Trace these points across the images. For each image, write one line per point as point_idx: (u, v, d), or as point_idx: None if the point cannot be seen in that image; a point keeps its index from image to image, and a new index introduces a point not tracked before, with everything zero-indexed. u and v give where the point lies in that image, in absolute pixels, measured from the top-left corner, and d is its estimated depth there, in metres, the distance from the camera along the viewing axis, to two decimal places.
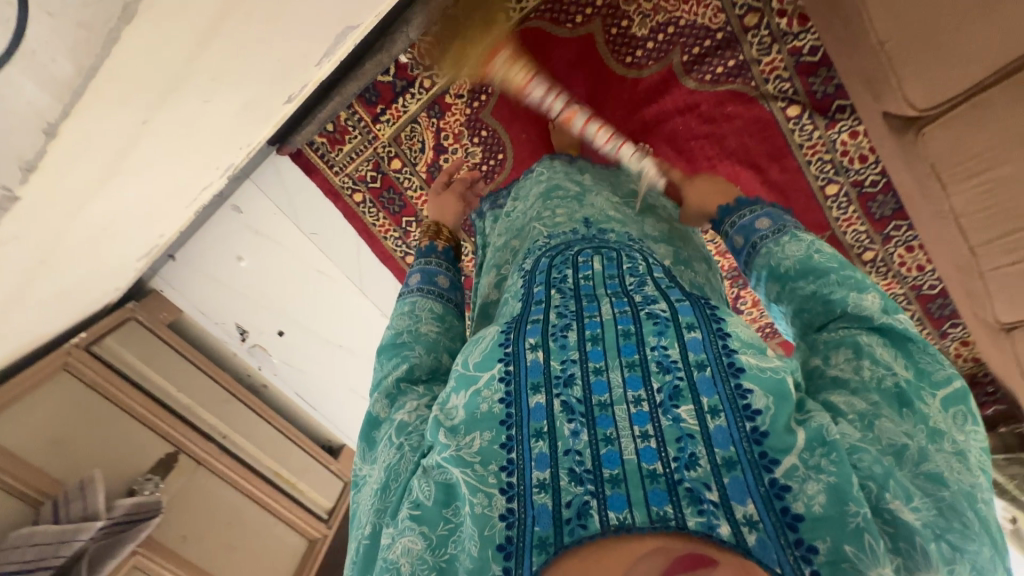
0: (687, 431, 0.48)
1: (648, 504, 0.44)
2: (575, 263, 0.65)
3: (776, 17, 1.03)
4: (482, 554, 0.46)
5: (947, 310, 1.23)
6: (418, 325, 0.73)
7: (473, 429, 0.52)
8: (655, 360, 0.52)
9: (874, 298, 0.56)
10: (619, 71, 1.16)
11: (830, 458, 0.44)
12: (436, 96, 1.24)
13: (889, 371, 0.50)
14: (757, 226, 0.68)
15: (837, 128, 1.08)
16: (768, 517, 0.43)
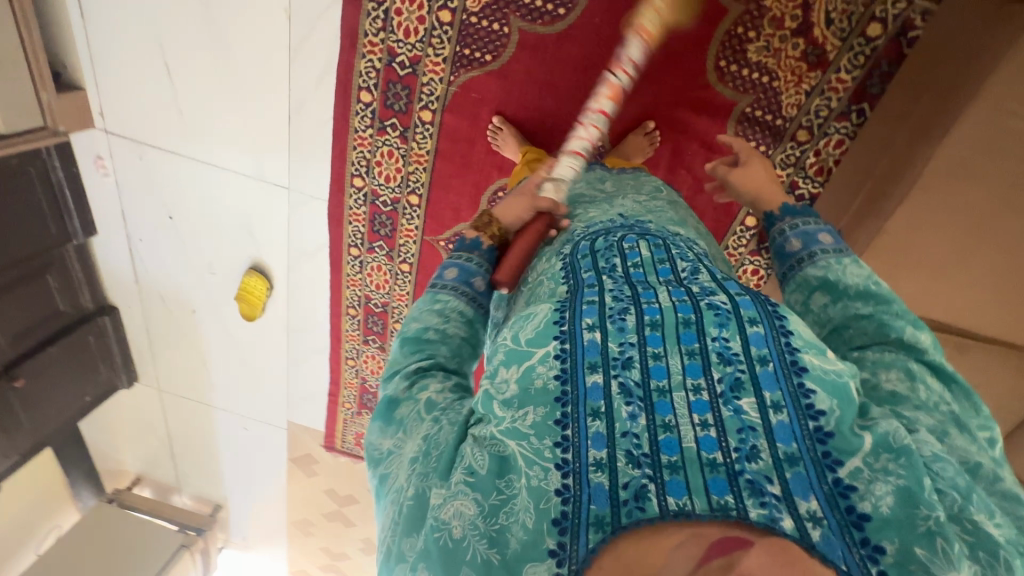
0: (747, 423, 0.58)
1: (708, 492, 0.54)
2: (621, 252, 0.81)
3: (812, 152, 1.12)
4: (537, 526, 0.56)
5: None
6: (446, 326, 0.82)
7: (528, 404, 0.64)
8: (716, 350, 0.64)
9: (925, 336, 0.68)
10: (707, 64, 1.09)
11: (900, 462, 0.54)
12: None
13: (940, 396, 0.62)
14: (815, 237, 0.82)
15: (754, 258, 1.25)
16: (833, 516, 0.52)
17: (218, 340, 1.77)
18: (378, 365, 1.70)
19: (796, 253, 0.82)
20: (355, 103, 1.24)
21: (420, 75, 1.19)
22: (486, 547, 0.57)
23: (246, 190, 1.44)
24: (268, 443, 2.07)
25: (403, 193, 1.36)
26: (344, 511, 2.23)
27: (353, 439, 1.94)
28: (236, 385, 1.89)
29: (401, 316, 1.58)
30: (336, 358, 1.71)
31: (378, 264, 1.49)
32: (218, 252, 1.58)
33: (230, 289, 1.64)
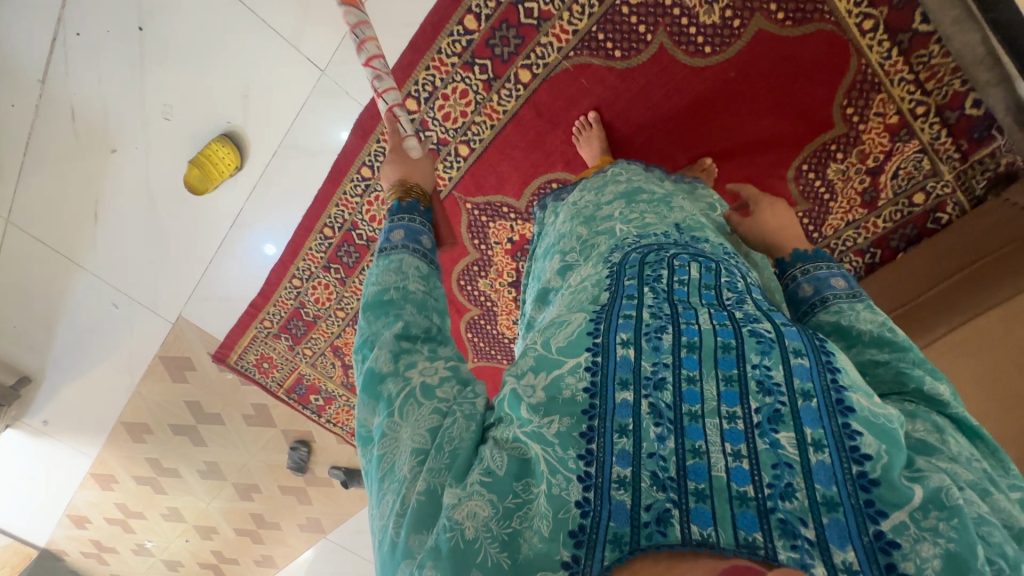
0: (784, 460, 0.46)
1: (735, 526, 0.43)
2: (670, 266, 0.67)
3: None
4: (553, 535, 0.45)
5: None
6: (406, 283, 0.69)
7: (554, 412, 0.52)
8: (756, 378, 0.51)
9: (948, 387, 0.58)
10: (792, 162, 1.16)
11: (952, 522, 0.42)
12: None
13: (972, 453, 0.51)
14: (828, 281, 0.74)
15: None
16: (870, 570, 0.41)
17: (132, 194, 1.40)
18: (327, 297, 1.52)
19: (811, 296, 0.74)
20: (453, 23, 1.09)
21: (542, 32, 1.07)
22: (497, 551, 0.45)
23: (268, 52, 1.18)
24: (135, 333, 1.69)
25: (456, 138, 1.21)
26: (198, 428, 1.96)
27: (253, 360, 1.69)
28: (129, 254, 1.51)
29: None
30: (280, 272, 1.48)
31: (385, 196, 1.31)
32: (189, 97, 1.24)
33: (184, 147, 1.30)
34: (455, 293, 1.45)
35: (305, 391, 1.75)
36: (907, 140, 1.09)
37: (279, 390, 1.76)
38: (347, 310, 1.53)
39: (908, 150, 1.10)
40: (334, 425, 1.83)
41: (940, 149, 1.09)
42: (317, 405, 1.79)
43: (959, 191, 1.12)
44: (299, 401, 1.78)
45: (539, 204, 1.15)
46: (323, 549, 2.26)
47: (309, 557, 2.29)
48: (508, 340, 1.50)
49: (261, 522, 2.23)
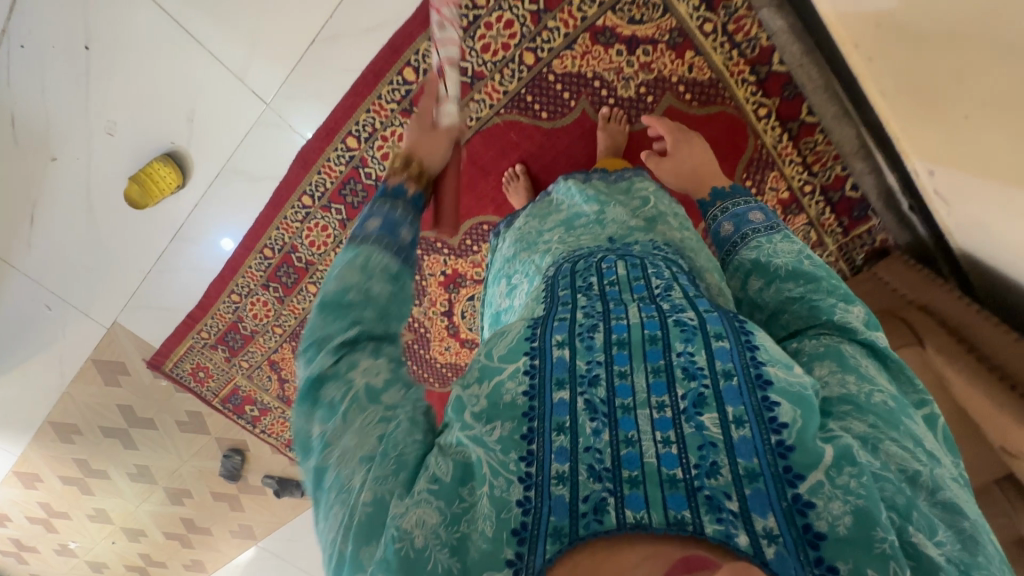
0: (709, 440, 0.49)
1: (665, 507, 0.46)
2: (598, 270, 0.69)
3: None
4: (496, 535, 0.47)
5: None
6: (368, 282, 0.62)
7: (495, 418, 0.53)
8: (682, 366, 0.53)
9: (858, 310, 0.66)
10: None
11: (861, 480, 0.47)
12: (690, 37, 1.06)
13: (874, 386, 0.57)
14: (746, 217, 0.84)
15: None
16: (790, 532, 0.45)
17: (71, 200, 1.40)
18: (265, 313, 1.55)
19: (732, 236, 0.83)
20: (393, 73, 1.16)
21: (475, 89, 1.15)
22: (447, 557, 0.47)
23: (216, 82, 1.23)
24: (67, 334, 1.68)
25: None
26: (129, 431, 1.95)
27: (189, 369, 1.71)
28: (64, 256, 1.50)
29: (321, 281, 1.47)
30: (222, 285, 1.51)
31: (325, 224, 1.37)
32: (132, 114, 1.27)
33: (126, 161, 1.32)
34: None
35: (241, 402, 1.78)
36: (797, 213, 1.22)
37: (215, 399, 1.78)
38: (284, 327, 1.57)
39: (798, 222, 1.23)
40: (268, 436, 1.86)
41: (825, 223, 1.22)
42: (251, 416, 1.81)
43: (841, 259, 1.25)
44: (234, 411, 1.81)
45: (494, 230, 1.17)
46: (256, 556, 2.27)
47: (241, 563, 2.29)
48: (440, 364, 1.57)
49: (191, 527, 2.22)
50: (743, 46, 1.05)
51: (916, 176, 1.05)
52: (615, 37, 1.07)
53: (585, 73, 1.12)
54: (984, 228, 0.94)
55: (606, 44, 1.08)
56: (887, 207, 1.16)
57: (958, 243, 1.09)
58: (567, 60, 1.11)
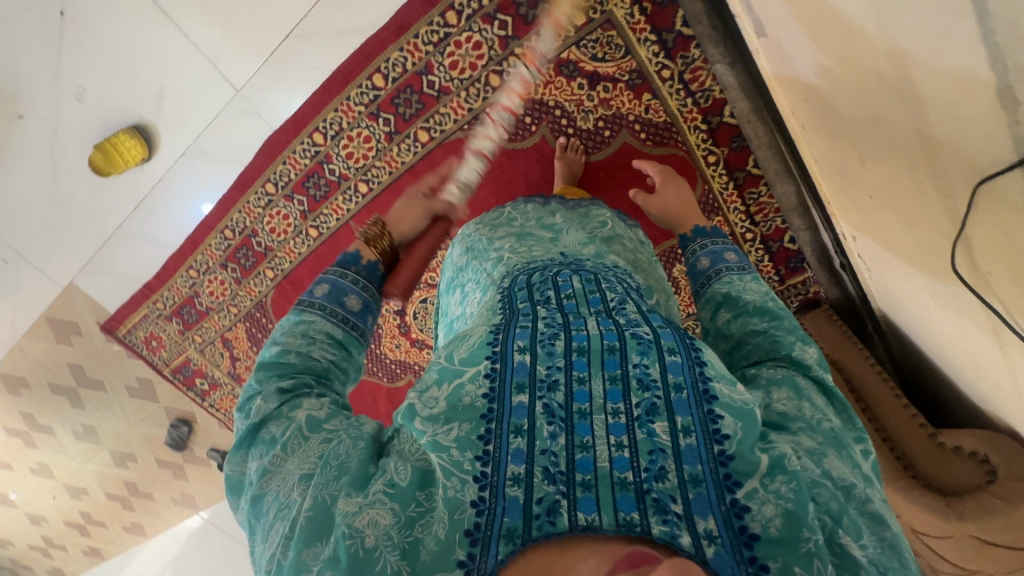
0: (658, 446, 0.54)
1: (616, 508, 0.50)
2: (554, 283, 0.76)
3: None
4: (449, 537, 0.51)
5: None
6: (311, 348, 0.72)
7: (454, 420, 0.56)
8: (636, 376, 0.59)
9: (813, 352, 0.67)
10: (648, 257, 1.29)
11: (791, 485, 0.51)
12: (648, 80, 1.10)
13: (823, 415, 0.60)
14: (722, 256, 0.82)
15: None
16: (727, 533, 0.50)
17: (35, 160, 1.41)
18: (221, 292, 1.57)
19: (706, 269, 0.81)
20: (363, 77, 1.20)
21: (441, 103, 1.19)
22: (398, 560, 0.50)
23: (190, 64, 1.27)
24: (24, 291, 1.68)
25: (355, 176, 1.31)
26: (79, 392, 1.95)
27: (142, 336, 1.72)
28: (25, 213, 1.51)
29: (278, 267, 1.49)
30: (180, 260, 1.53)
31: (286, 213, 1.39)
32: (102, 84, 1.28)
33: (94, 129, 1.33)
34: None
35: (192, 374, 1.79)
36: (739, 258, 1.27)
37: (166, 369, 1.79)
38: (240, 307, 1.60)
39: None
40: (216, 411, 1.88)
41: (763, 271, 1.27)
42: (201, 389, 1.83)
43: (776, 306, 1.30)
44: (184, 382, 1.82)
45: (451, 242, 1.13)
46: (197, 526, 2.30)
47: (182, 531, 2.32)
48: (390, 360, 1.61)
49: (134, 491, 2.24)
50: (697, 95, 1.10)
51: (845, 239, 1.10)
52: (578, 70, 1.12)
53: (548, 101, 1.16)
54: (894, 296, 1.00)
55: (569, 76, 1.13)
56: (823, 263, 1.21)
57: (880, 305, 1.15)
58: (530, 87, 1.15)
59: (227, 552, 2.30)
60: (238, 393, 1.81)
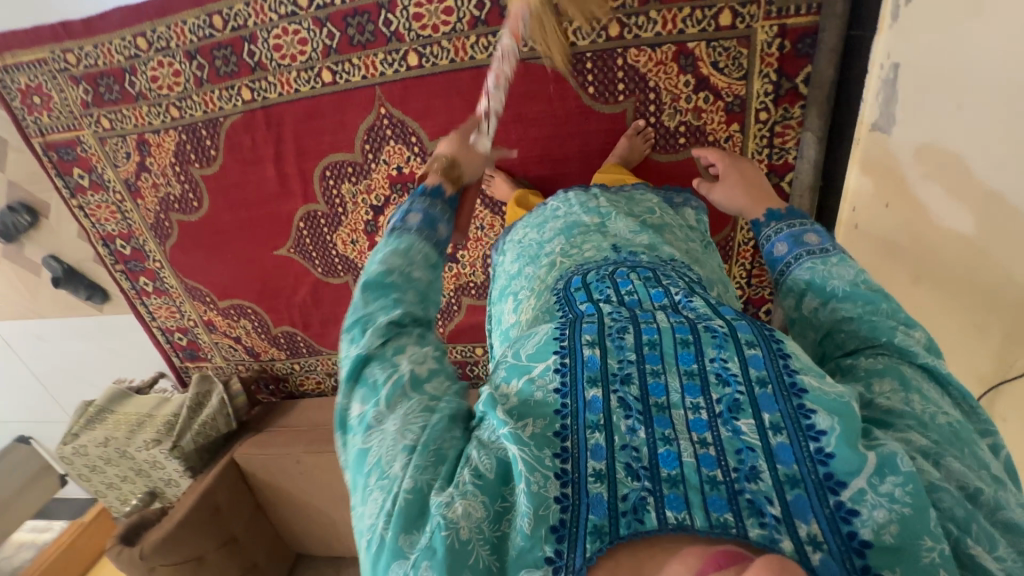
0: (745, 445, 0.50)
1: (706, 509, 0.47)
2: (614, 283, 0.72)
3: None
4: (535, 532, 0.47)
5: None
6: (410, 270, 0.69)
7: (528, 416, 0.54)
8: (715, 371, 0.55)
9: (918, 335, 0.65)
10: None
11: (906, 488, 0.46)
12: (745, 113, 1.10)
13: (937, 409, 0.56)
14: (803, 238, 0.80)
15: None
16: (834, 539, 0.45)
17: None
18: (170, 84, 1.27)
19: (785, 256, 0.80)
20: None
21: None
22: (488, 554, 0.47)
23: None
24: None
25: (411, 43, 1.13)
26: None
27: (24, 85, 1.32)
28: None
29: (260, 91, 1.25)
30: (118, 18, 1.20)
31: (305, 37, 1.16)
32: None
33: None
34: (312, 185, 1.35)
35: (71, 159, 1.41)
36: None
37: (38, 138, 1.39)
38: (184, 113, 1.30)
39: None
40: (83, 217, 1.50)
41: None
42: (76, 183, 1.45)
43: None
44: (54, 165, 1.42)
45: (506, 240, 1.07)
46: None
47: None
48: (335, 252, 1.44)
49: None
50: (775, 150, 1.12)
51: None
52: (693, 67, 1.07)
53: (648, 80, 1.10)
54: None
55: (682, 68, 1.08)
56: None
57: None
58: (640, 57, 1.08)
59: (10, 373, 1.92)
60: (124, 208, 1.47)
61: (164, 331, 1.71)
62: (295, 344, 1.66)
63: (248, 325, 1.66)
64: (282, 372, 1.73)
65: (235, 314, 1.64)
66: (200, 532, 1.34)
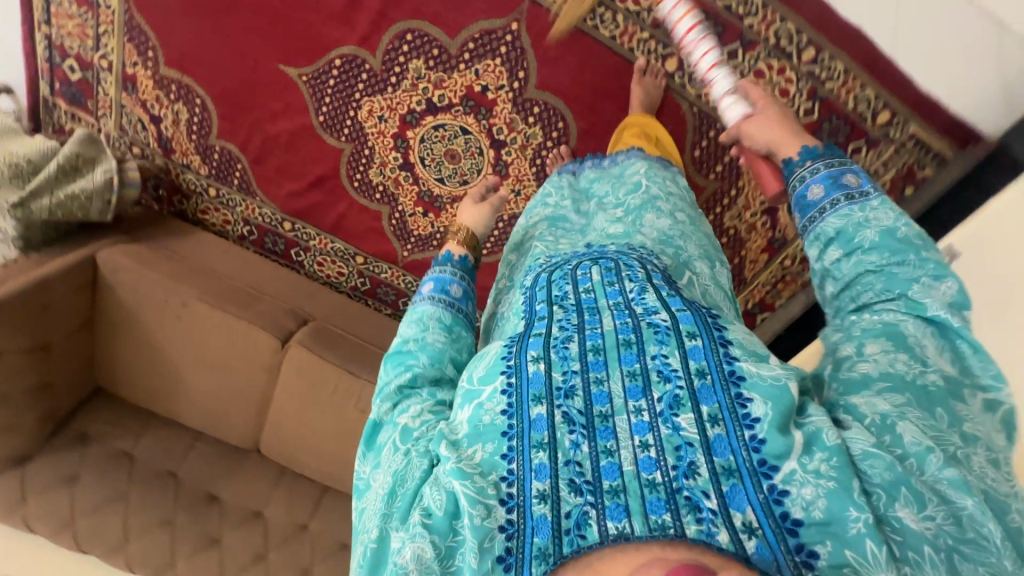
0: (686, 440, 0.48)
1: (646, 514, 0.45)
2: (571, 276, 0.64)
3: None
4: (480, 566, 0.46)
5: (277, 242, 1.42)
6: (425, 334, 0.66)
7: (476, 442, 0.52)
8: (656, 369, 0.53)
9: (950, 288, 0.56)
10: None
11: (833, 463, 0.46)
12: (783, 250, 1.21)
13: (929, 367, 0.52)
14: (838, 180, 0.65)
15: None
16: (768, 524, 0.45)
17: None
18: None
19: (819, 201, 0.65)
20: None
21: None
22: None
23: None
24: None
25: None
26: None
27: None
28: None
29: None
30: None
31: None
32: None
33: None
34: (381, 37, 1.14)
35: None
36: None
37: None
38: None
39: None
40: None
41: None
42: None
43: None
44: None
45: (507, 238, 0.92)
46: None
47: None
48: (352, 114, 1.23)
49: None
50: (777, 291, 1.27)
51: None
52: None
53: (741, 178, 1.17)
54: None
55: None
56: None
57: None
58: None
59: None
60: None
61: (57, 48, 1.26)
62: (225, 169, 1.35)
63: (181, 113, 1.30)
64: (188, 187, 1.39)
65: (174, 92, 1.28)
66: (10, 322, 1.04)
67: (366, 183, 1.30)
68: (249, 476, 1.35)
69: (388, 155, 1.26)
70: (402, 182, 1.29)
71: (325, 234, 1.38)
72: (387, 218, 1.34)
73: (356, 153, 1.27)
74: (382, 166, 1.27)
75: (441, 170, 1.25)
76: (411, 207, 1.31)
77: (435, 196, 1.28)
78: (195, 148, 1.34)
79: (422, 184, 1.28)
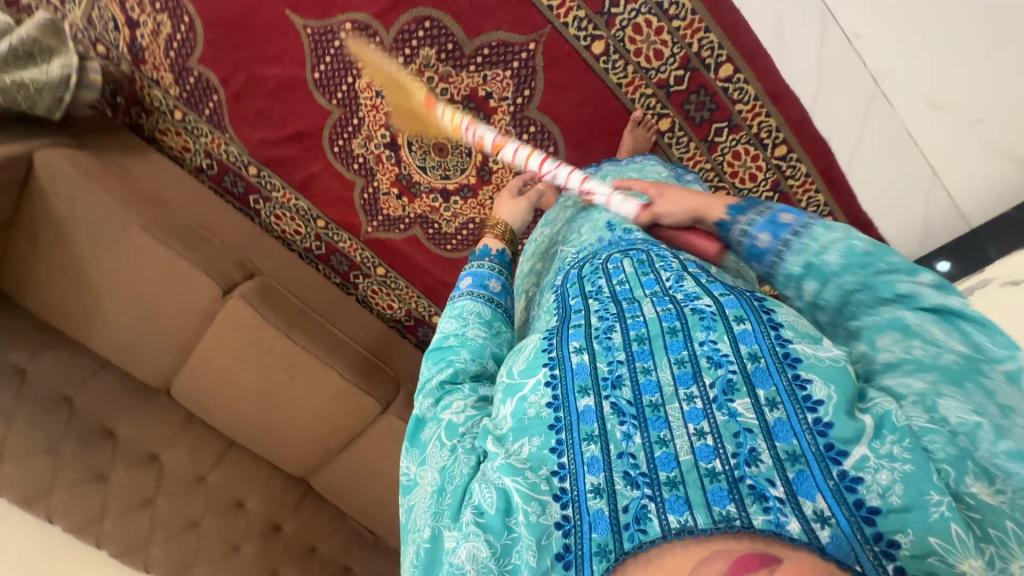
0: (745, 426, 0.50)
1: (709, 506, 0.46)
2: (606, 272, 0.69)
3: None
4: (540, 564, 0.49)
5: (235, 183, 1.35)
6: (465, 330, 0.70)
7: (523, 434, 0.55)
8: (705, 355, 0.55)
9: (953, 295, 0.54)
10: None
11: (904, 444, 0.47)
12: None
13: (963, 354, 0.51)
14: (774, 217, 0.63)
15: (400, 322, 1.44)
16: (842, 513, 0.45)
17: None
18: None
19: (771, 248, 0.61)
20: (727, 49, 1.10)
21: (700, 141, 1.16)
22: None
23: None
24: None
25: (608, 36, 1.11)
26: None
27: None
28: None
29: None
30: None
31: None
32: None
33: None
34: (400, 15, 1.13)
35: None
36: None
37: None
38: None
39: None
40: None
41: None
42: None
43: None
44: None
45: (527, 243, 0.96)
46: None
47: None
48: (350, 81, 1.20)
49: None
50: None
51: None
52: None
53: None
54: None
55: None
56: None
57: None
58: None
59: None
60: None
61: None
62: (196, 95, 1.27)
63: (162, 25, 1.22)
64: (152, 103, 1.30)
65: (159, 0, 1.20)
66: None
67: (347, 150, 1.28)
68: (152, 416, 1.30)
69: (377, 129, 1.25)
70: (384, 160, 1.28)
71: (291, 189, 1.34)
72: (359, 189, 1.32)
73: (344, 119, 1.25)
74: (369, 139, 1.26)
75: (426, 158, 1.26)
76: (386, 185, 1.31)
77: (413, 181, 1.29)
78: (169, 65, 1.25)
79: (404, 167, 1.28)
